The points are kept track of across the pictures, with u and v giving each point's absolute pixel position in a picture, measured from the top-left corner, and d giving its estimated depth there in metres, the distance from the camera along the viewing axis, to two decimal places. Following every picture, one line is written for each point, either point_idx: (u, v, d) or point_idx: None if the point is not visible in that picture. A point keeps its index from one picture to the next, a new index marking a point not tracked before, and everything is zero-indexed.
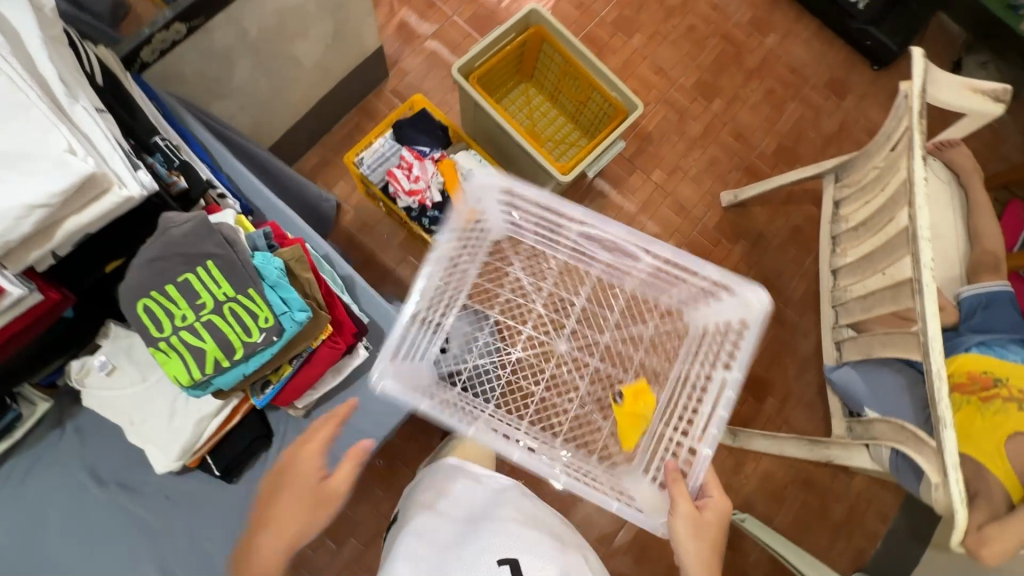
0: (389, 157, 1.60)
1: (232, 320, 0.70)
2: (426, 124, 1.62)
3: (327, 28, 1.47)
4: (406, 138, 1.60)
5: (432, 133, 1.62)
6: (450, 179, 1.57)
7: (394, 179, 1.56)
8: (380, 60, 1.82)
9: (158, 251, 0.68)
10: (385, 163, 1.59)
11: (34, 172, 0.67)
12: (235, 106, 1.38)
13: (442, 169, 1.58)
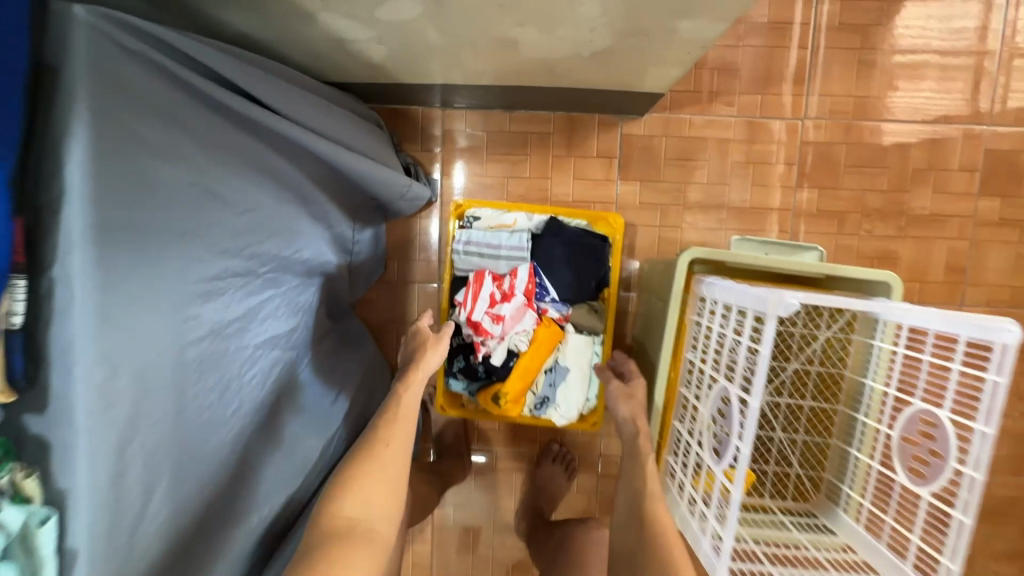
0: (506, 251, 1.03)
1: None
2: (588, 263, 1.02)
3: (596, 41, 0.77)
4: (546, 253, 1.02)
5: (581, 280, 1.02)
6: (533, 357, 0.98)
7: (474, 290, 0.98)
8: (646, 97, 1.08)
9: None
10: (491, 253, 1.03)
11: None
12: (369, 36, 0.79)
13: (538, 336, 0.99)
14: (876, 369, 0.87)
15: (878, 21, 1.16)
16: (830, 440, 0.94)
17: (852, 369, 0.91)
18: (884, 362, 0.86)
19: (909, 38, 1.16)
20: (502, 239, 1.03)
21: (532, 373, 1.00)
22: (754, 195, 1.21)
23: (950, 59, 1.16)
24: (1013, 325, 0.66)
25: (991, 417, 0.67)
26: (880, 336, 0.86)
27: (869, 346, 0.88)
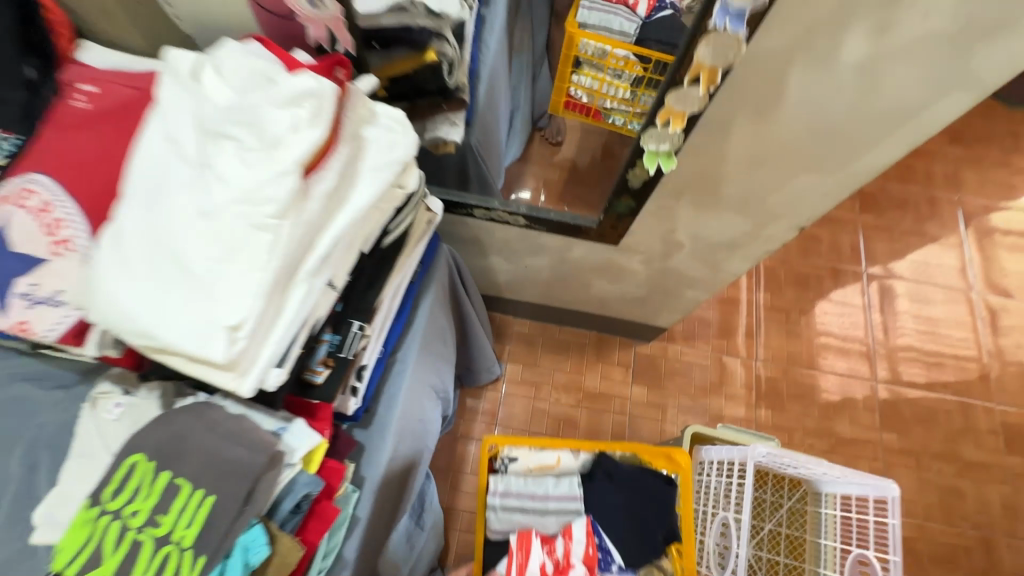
0: (554, 501, 0.98)
1: (160, 564, 0.53)
2: (650, 518, 0.97)
3: (637, 291, 1.35)
4: (600, 502, 0.98)
5: (645, 533, 0.96)
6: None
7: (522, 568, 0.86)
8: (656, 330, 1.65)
9: (204, 451, 0.57)
10: (539, 501, 0.98)
11: (183, 310, 0.52)
12: (506, 267, 1.35)
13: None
14: (828, 533, 1.19)
15: (796, 308, 1.85)
16: None
17: (814, 532, 1.23)
18: (831, 525, 1.19)
19: (816, 320, 1.83)
20: (550, 485, 0.99)
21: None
22: (725, 408, 1.69)
23: (841, 336, 1.82)
24: (894, 486, 1.04)
25: (897, 550, 1.03)
26: (824, 502, 1.22)
27: (822, 514, 1.21)
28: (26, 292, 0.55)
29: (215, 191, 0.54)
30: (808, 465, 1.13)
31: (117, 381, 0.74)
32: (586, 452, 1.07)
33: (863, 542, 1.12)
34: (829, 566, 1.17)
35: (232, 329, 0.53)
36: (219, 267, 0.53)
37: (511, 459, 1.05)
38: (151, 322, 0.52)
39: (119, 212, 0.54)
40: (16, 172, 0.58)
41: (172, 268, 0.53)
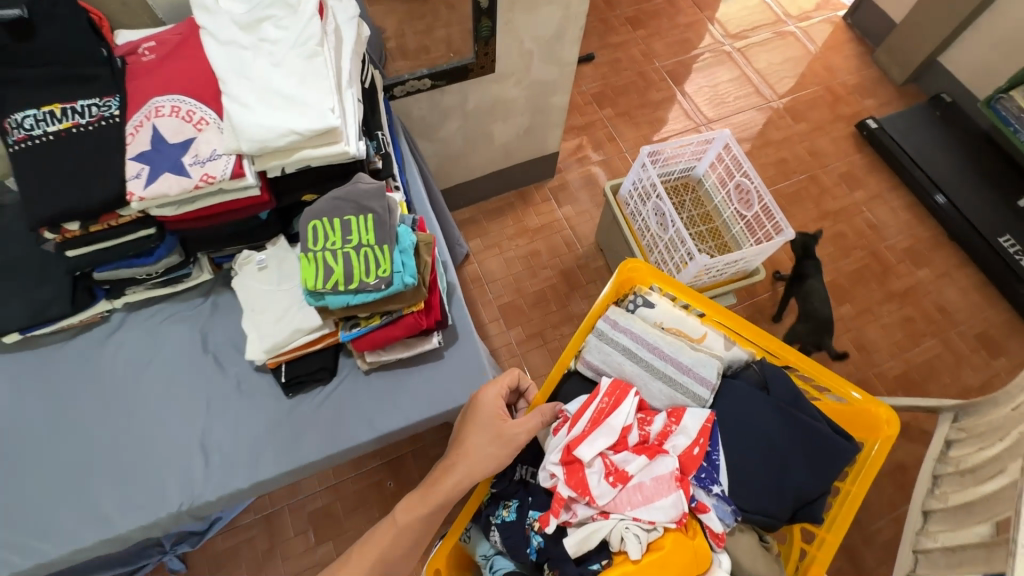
0: (669, 363, 0.99)
1: (366, 256, 0.88)
2: (796, 459, 0.91)
3: (524, 121, 1.81)
4: (737, 389, 0.98)
5: (773, 447, 0.92)
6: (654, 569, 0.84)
7: (600, 415, 0.92)
8: (553, 159, 2.14)
9: (344, 195, 0.91)
10: (656, 361, 1.00)
11: (298, 109, 0.87)
12: (430, 152, 1.76)
13: (665, 541, 0.85)
14: (717, 193, 1.78)
15: (632, 109, 2.46)
16: (724, 238, 1.78)
17: (712, 199, 1.81)
18: (715, 187, 1.79)
19: (648, 110, 2.46)
20: (683, 350, 0.99)
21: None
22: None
23: (668, 111, 2.48)
24: (724, 129, 1.67)
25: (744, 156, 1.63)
26: (704, 181, 1.83)
27: (709, 188, 1.81)
28: (193, 158, 0.86)
29: (275, 48, 0.89)
30: (680, 148, 1.70)
31: (248, 251, 1.04)
32: (744, 350, 1.03)
33: (733, 174, 1.71)
34: (728, 206, 1.75)
35: (332, 106, 0.88)
36: (303, 82, 0.89)
37: (646, 304, 1.07)
38: (286, 123, 0.86)
39: (226, 86, 0.87)
40: (136, 110, 0.89)
41: (277, 95, 0.87)
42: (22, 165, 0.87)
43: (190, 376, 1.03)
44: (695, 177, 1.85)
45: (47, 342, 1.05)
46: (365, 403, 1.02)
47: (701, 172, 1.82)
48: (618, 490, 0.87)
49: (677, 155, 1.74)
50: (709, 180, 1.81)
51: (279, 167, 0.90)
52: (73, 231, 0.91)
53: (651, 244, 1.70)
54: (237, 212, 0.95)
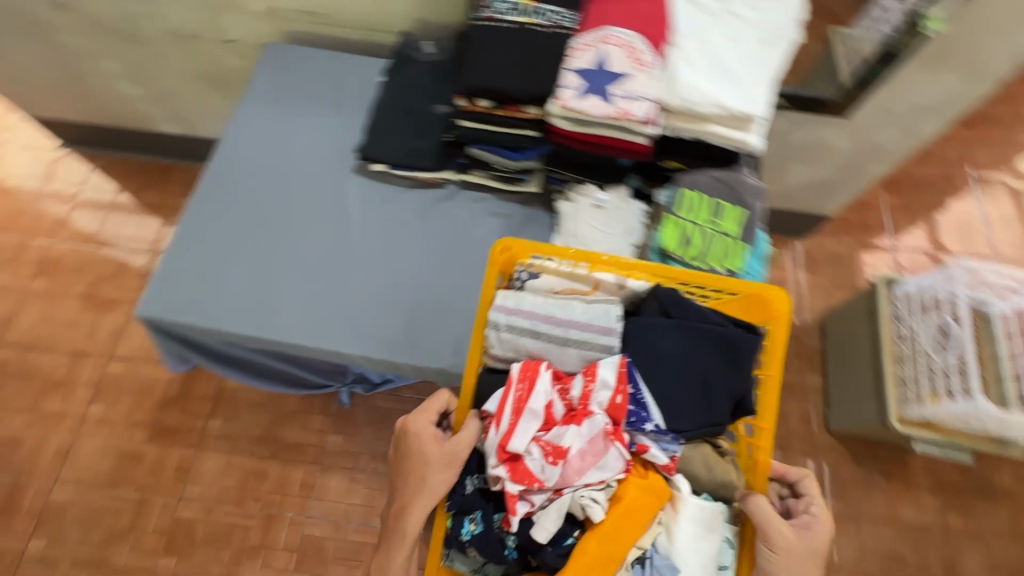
0: (577, 331, 0.85)
1: (724, 244, 0.90)
2: (719, 370, 0.82)
3: (829, 172, 1.69)
4: (647, 341, 0.85)
5: (704, 398, 0.82)
6: (622, 526, 0.76)
7: (519, 402, 0.80)
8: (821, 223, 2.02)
9: (728, 181, 0.94)
10: (552, 330, 0.85)
11: (734, 87, 0.89)
12: None
13: (625, 491, 0.78)
14: (1009, 343, 1.40)
15: (927, 207, 2.18)
16: (991, 396, 1.37)
17: (998, 346, 1.41)
18: (1012, 336, 1.41)
19: (946, 215, 2.16)
20: (577, 310, 0.86)
21: (611, 559, 0.76)
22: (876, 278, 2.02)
23: (969, 225, 2.15)
24: None
25: None
26: (997, 318, 1.43)
27: (1002, 332, 1.42)
28: (620, 91, 0.91)
29: (737, 23, 0.91)
30: (993, 275, 1.45)
31: (589, 187, 1.09)
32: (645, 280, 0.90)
33: None
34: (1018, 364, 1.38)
35: (765, 98, 0.89)
36: (747, 65, 0.90)
37: (530, 276, 0.90)
38: (719, 97, 0.88)
39: (679, 40, 0.91)
40: (589, 28, 0.96)
41: (719, 67, 0.90)
42: (480, 40, 1.00)
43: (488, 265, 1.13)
44: (990, 313, 1.45)
45: (392, 184, 1.20)
46: None
47: (1000, 311, 1.44)
48: (560, 468, 0.77)
49: (983, 280, 1.46)
50: (1006, 323, 1.42)
51: (680, 130, 0.93)
52: (480, 105, 1.03)
53: (906, 356, 1.53)
54: (614, 151, 1.00)
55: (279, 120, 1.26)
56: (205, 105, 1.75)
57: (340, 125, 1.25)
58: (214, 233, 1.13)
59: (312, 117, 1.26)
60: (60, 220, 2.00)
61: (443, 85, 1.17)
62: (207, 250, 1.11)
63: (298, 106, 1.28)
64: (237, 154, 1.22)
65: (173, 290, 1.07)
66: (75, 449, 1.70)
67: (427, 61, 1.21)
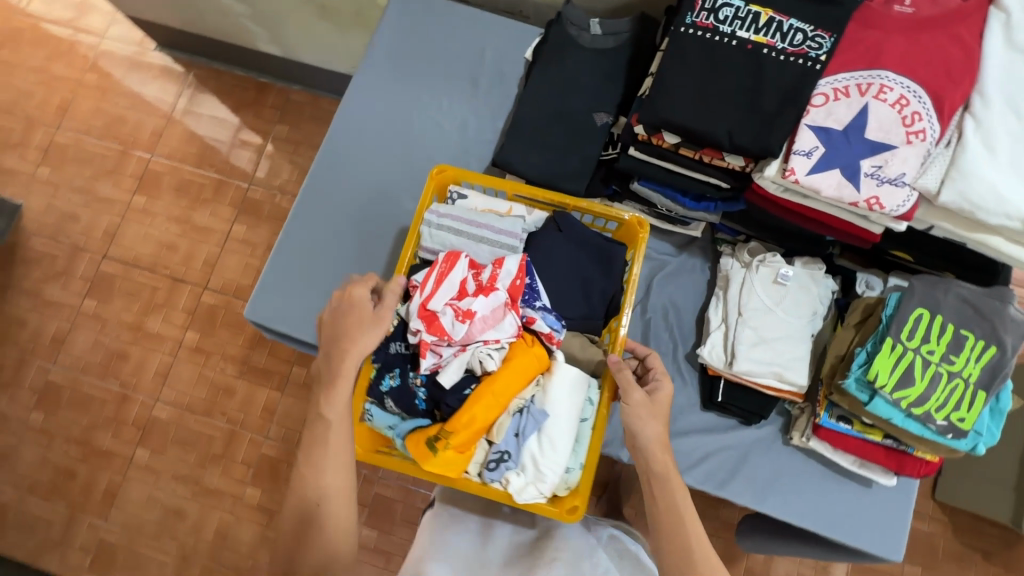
0: (491, 238, 0.72)
1: (955, 391, 0.70)
2: (593, 274, 0.74)
3: None
4: (548, 253, 0.74)
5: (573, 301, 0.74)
6: (508, 382, 0.67)
7: (441, 275, 0.69)
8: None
9: (984, 306, 0.71)
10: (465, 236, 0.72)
11: None
12: None
13: (514, 352, 0.68)
14: None
15: None
16: None
17: None
18: None
19: None
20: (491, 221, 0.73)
21: (498, 402, 0.66)
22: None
23: None
24: None
25: None
26: None
27: None
28: (873, 169, 0.67)
29: None
30: None
31: (772, 255, 0.89)
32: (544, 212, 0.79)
33: None
34: None
35: None
36: None
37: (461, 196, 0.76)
38: (1022, 208, 0.63)
39: (981, 107, 0.65)
40: (847, 64, 0.69)
41: None
42: (688, 56, 0.74)
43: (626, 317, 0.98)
44: None
45: None
46: (768, 470, 0.90)
47: None
48: (467, 326, 0.66)
49: None
50: None
51: (939, 230, 0.70)
52: (665, 141, 0.80)
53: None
54: (828, 228, 0.78)
55: (403, 99, 1.07)
56: (309, 32, 1.55)
57: (471, 114, 1.07)
58: (331, 238, 1.03)
59: (439, 96, 1.07)
60: (158, 130, 1.93)
61: (613, 87, 0.94)
62: (322, 257, 1.02)
63: (426, 84, 1.08)
64: (353, 139, 1.06)
65: (290, 298, 1.01)
66: (174, 371, 1.79)
67: (591, 48, 0.96)
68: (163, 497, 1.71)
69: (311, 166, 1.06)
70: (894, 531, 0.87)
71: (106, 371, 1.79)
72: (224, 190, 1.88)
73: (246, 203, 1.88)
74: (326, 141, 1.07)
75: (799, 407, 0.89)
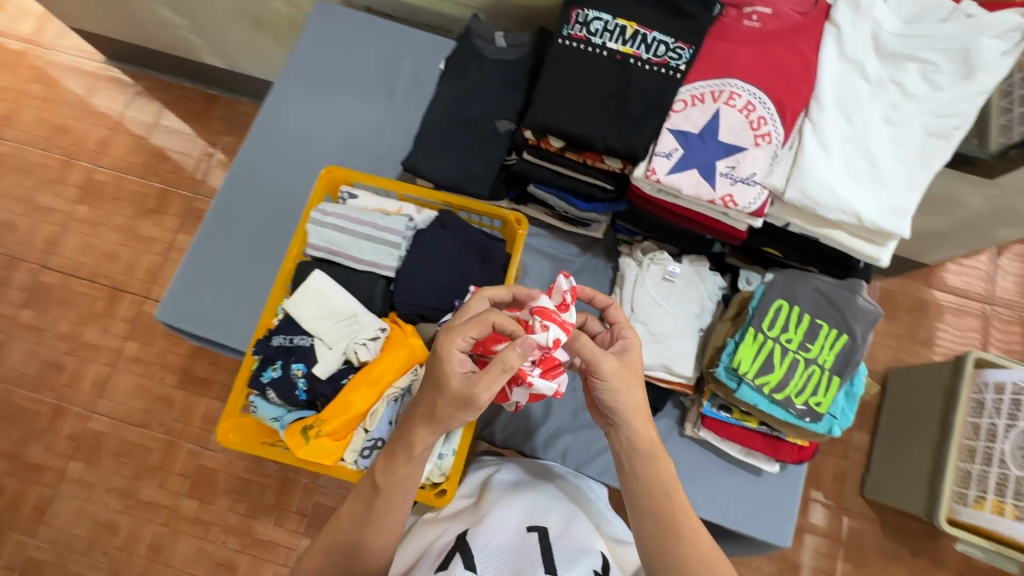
0: (375, 232, 0.76)
1: (812, 376, 0.75)
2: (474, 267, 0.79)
3: None
4: (430, 247, 0.77)
5: (454, 293, 0.76)
6: (382, 372, 0.70)
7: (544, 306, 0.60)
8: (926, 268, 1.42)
9: (834, 297, 0.77)
10: (352, 230, 0.76)
11: (875, 188, 0.70)
12: None
13: (390, 343, 0.72)
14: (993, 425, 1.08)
15: None
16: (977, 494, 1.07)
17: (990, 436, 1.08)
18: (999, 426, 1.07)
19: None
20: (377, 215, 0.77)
21: (372, 391, 0.69)
22: (1003, 349, 1.37)
23: None
24: None
25: None
26: (991, 396, 1.10)
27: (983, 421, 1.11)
28: (727, 169, 0.73)
29: (900, 98, 0.70)
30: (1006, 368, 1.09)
31: (662, 253, 0.94)
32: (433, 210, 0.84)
33: None
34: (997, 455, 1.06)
35: (914, 208, 0.70)
36: (900, 159, 0.70)
37: (352, 195, 0.81)
38: (855, 203, 0.69)
39: (817, 112, 0.71)
40: (703, 73, 0.76)
41: (862, 157, 0.70)
42: (565, 65, 0.80)
43: None
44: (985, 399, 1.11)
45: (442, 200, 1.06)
46: None
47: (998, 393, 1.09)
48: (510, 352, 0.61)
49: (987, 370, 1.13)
50: (1000, 408, 1.08)
51: (793, 226, 0.76)
52: (551, 145, 0.85)
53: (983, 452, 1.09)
54: (702, 226, 0.83)
55: (320, 108, 1.11)
56: (247, 41, 1.56)
57: (389, 122, 1.10)
58: (245, 240, 1.04)
59: (357, 105, 1.11)
60: (104, 140, 1.86)
61: (513, 96, 0.98)
62: (238, 259, 1.03)
63: (343, 94, 1.12)
64: (273, 145, 1.09)
65: (201, 300, 1.01)
66: (112, 382, 1.70)
67: (496, 58, 1.00)
68: (95, 512, 1.61)
69: (230, 171, 1.08)
70: (784, 517, 0.90)
71: (41, 382, 1.71)
72: (169, 200, 1.81)
73: (192, 212, 1.81)
74: (246, 147, 1.09)
75: (690, 398, 0.93)
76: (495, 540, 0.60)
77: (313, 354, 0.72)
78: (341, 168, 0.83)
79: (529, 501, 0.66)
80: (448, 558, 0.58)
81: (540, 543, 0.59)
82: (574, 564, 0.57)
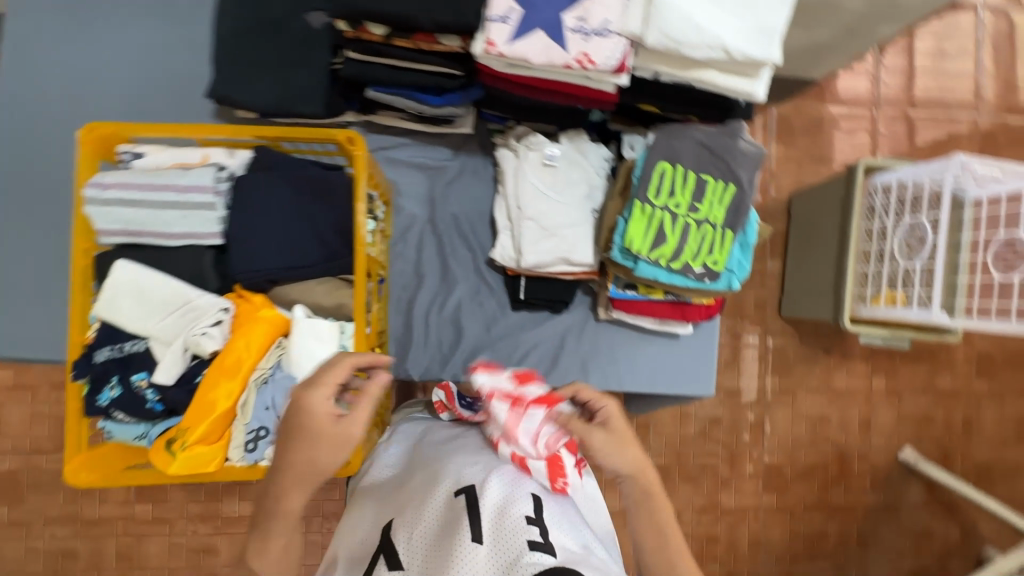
0: (179, 196, 0.61)
1: (706, 235, 0.72)
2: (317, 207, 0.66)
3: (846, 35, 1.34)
4: (254, 196, 0.63)
5: (302, 244, 0.65)
6: (239, 356, 0.60)
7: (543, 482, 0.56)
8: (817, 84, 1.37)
9: (715, 148, 0.72)
10: (148, 200, 0.60)
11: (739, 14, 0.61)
12: None
13: (240, 323, 0.62)
14: (885, 226, 1.11)
15: None
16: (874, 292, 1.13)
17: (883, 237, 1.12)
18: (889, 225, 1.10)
19: None
20: (175, 174, 0.61)
21: (234, 382, 0.60)
22: (891, 152, 1.40)
23: None
24: (959, 158, 0.95)
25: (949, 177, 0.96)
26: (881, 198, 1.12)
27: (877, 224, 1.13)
28: (575, 23, 0.62)
29: None
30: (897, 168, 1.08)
31: (538, 136, 0.84)
32: (249, 149, 0.68)
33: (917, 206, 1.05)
34: (889, 254, 1.10)
35: (783, 28, 0.62)
36: None
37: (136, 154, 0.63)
38: (720, 34, 0.61)
39: None
40: None
41: None
42: None
43: (419, 236, 0.91)
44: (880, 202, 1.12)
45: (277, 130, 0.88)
46: (587, 349, 0.92)
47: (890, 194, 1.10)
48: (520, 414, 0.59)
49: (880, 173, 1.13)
50: (891, 208, 1.10)
51: (662, 75, 0.67)
52: (373, 33, 0.71)
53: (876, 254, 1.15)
54: (570, 98, 0.72)
55: (80, 41, 0.85)
56: None
57: (179, 43, 0.87)
58: (47, 233, 0.84)
59: (128, 29, 0.86)
60: None
61: None
62: (47, 258, 0.84)
63: (105, 15, 0.85)
64: (35, 105, 0.84)
65: (20, 317, 0.83)
66: None
67: None
68: None
69: None
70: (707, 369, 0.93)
71: None
72: None
73: None
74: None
75: (598, 283, 0.89)
76: (420, 522, 0.50)
77: (153, 357, 0.61)
78: (98, 124, 0.61)
79: (458, 459, 0.58)
80: (372, 564, 0.49)
81: (467, 506, 0.50)
82: (503, 520, 0.48)
